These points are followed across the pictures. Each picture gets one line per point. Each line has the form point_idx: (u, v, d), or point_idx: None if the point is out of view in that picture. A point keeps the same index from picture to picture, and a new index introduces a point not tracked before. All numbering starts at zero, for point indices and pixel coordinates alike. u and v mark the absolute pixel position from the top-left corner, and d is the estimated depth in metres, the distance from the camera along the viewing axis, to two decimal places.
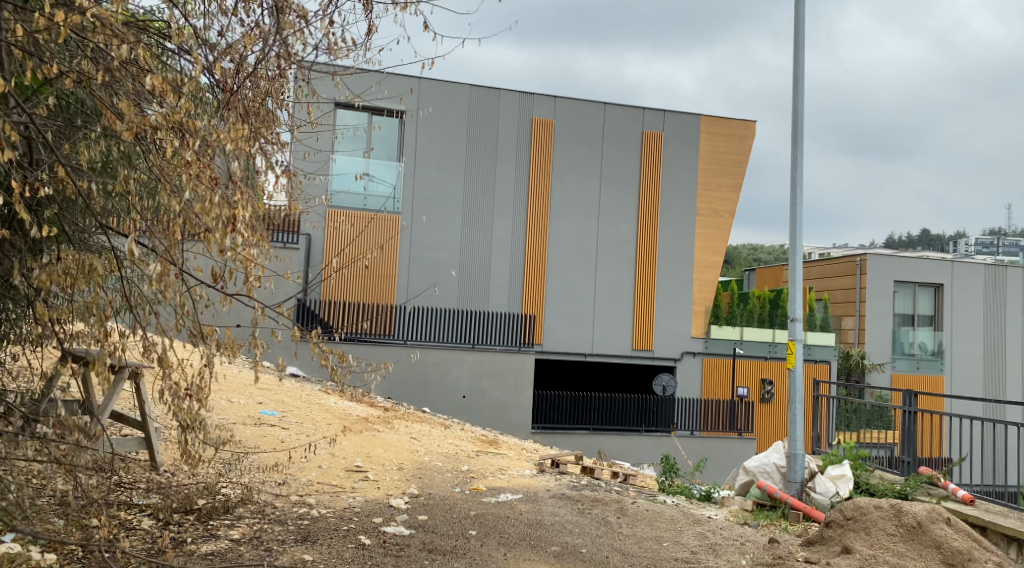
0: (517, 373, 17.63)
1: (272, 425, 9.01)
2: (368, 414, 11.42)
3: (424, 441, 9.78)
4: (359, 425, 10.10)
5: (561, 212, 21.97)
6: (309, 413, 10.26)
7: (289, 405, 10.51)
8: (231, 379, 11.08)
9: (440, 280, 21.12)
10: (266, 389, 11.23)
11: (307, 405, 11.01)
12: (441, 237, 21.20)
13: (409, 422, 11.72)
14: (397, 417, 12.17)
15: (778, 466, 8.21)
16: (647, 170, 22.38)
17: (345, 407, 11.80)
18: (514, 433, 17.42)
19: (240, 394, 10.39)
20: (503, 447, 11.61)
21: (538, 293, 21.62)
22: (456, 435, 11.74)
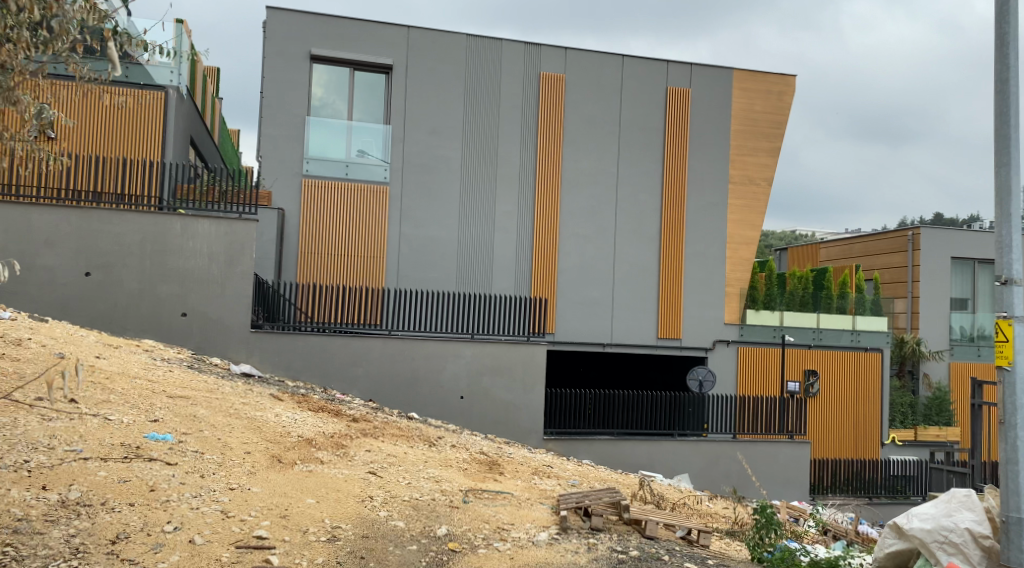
0: (525, 368, 14.47)
1: (149, 461, 6.75)
2: (316, 433, 8.37)
3: (384, 480, 7.39)
4: (290, 452, 7.68)
5: (575, 180, 18.65)
6: (226, 435, 7.61)
7: (199, 435, 7.51)
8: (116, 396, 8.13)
9: (435, 263, 17.97)
10: (174, 405, 8.22)
11: (229, 421, 8.04)
12: (435, 210, 18.02)
13: (376, 442, 8.63)
14: (363, 433, 9.05)
15: (966, 532, 6.92)
16: (672, 131, 18.95)
17: (284, 419, 8.71)
18: (523, 439, 14.34)
19: (128, 424, 7.41)
20: (504, 478, 8.45)
21: (549, 275, 18.42)
22: (439, 459, 8.61)
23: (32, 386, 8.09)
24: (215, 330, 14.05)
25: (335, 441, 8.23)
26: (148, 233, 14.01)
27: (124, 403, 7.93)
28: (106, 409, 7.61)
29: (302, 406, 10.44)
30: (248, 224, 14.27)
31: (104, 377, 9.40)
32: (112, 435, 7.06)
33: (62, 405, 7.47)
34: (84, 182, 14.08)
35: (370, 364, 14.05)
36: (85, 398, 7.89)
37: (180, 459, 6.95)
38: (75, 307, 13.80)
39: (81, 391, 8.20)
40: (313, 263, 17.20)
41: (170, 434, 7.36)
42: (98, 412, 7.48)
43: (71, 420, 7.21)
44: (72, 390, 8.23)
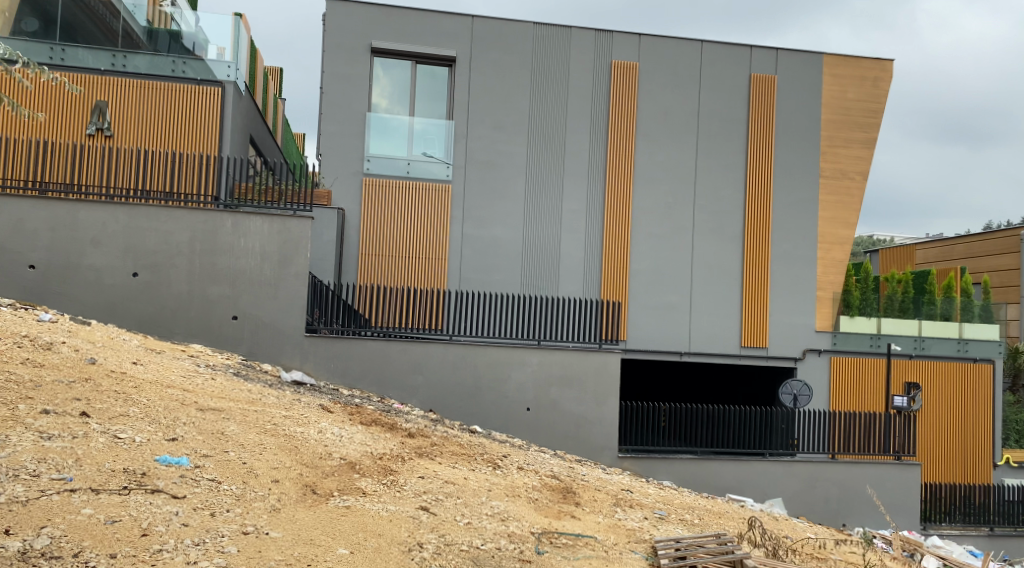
0: (598, 379, 13.10)
1: (150, 496, 5.85)
2: (362, 455, 7.27)
3: (435, 519, 6.44)
4: (320, 482, 6.61)
5: (650, 176, 17.06)
6: (257, 452, 6.79)
7: (222, 460, 6.54)
8: (133, 410, 7.12)
9: (498, 264, 16.67)
10: (199, 421, 7.17)
11: (260, 440, 7.01)
12: (499, 209, 16.73)
13: (430, 465, 7.47)
14: (417, 454, 7.86)
15: None
16: (755, 121, 17.24)
17: (327, 437, 7.60)
18: (596, 457, 13.00)
19: (140, 445, 6.43)
20: (580, 519, 7.17)
21: (621, 277, 16.86)
22: (503, 489, 7.40)
23: (43, 398, 7.13)
24: (267, 334, 13.02)
25: (382, 468, 7.08)
26: (197, 231, 13.07)
27: (143, 418, 6.92)
28: (120, 427, 6.62)
29: (347, 417, 9.19)
30: (302, 222, 13.24)
31: (132, 386, 8.42)
32: (114, 458, 6.16)
33: (69, 422, 6.51)
34: (133, 181, 13.24)
35: (430, 372, 12.93)
36: (99, 411, 6.88)
37: (192, 490, 6.05)
38: (122, 309, 12.93)
39: (98, 403, 7.21)
40: (375, 265, 16.19)
41: (185, 456, 6.43)
42: (110, 431, 6.50)
43: (77, 441, 6.26)
44: (89, 401, 7.25)
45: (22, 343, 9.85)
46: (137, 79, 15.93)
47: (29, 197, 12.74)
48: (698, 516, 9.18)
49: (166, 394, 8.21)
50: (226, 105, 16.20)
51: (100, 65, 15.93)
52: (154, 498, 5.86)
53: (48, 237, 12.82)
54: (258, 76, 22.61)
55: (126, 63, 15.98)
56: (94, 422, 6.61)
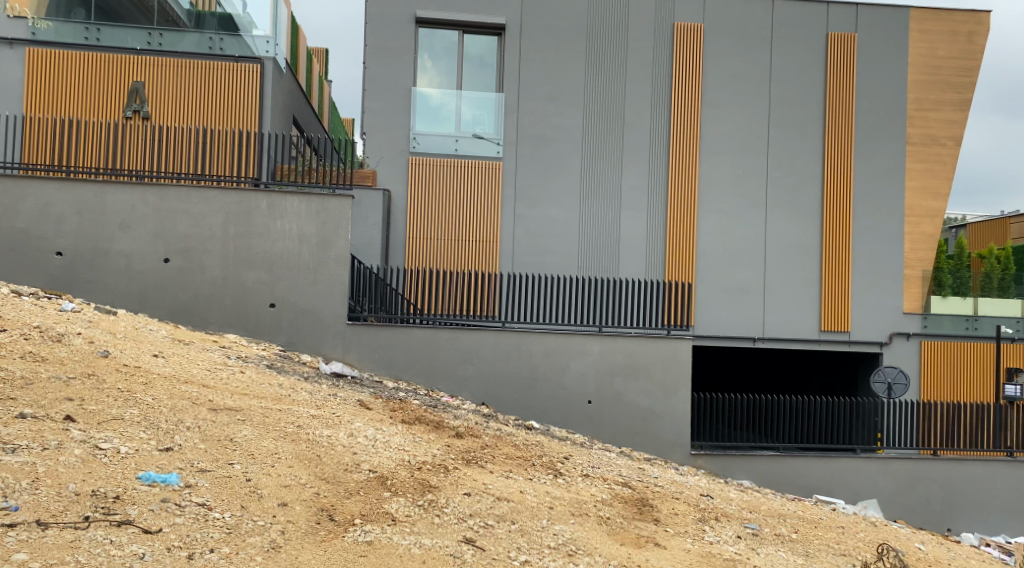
0: (667, 369, 11.74)
1: (109, 534, 4.80)
2: (397, 466, 6.20)
3: (482, 558, 5.35)
4: (342, 503, 5.58)
5: (718, 147, 15.60)
6: (266, 466, 5.77)
7: (221, 477, 5.53)
8: (128, 413, 6.07)
9: (554, 245, 15.35)
10: (206, 425, 6.13)
11: (275, 450, 6.00)
12: (553, 185, 15.40)
13: (479, 477, 6.35)
14: (464, 462, 6.70)
15: None
16: (832, 85, 15.69)
17: (356, 442, 6.48)
18: (666, 455, 11.68)
19: (124, 458, 5.48)
20: (666, 549, 5.96)
21: (687, 256, 15.46)
22: (566, 506, 6.24)
23: (29, 399, 6.14)
24: (308, 323, 11.87)
25: (418, 484, 5.98)
26: (231, 212, 11.94)
27: (137, 422, 5.93)
28: (106, 435, 5.66)
29: (385, 415, 7.99)
30: (342, 200, 12.04)
31: (142, 383, 7.41)
32: (83, 479, 5.18)
33: (46, 430, 5.57)
34: (161, 162, 12.16)
35: (482, 362, 11.72)
36: (87, 414, 5.89)
37: (172, 521, 5.02)
38: (153, 298, 11.86)
39: (91, 404, 6.21)
40: (424, 249, 15.04)
41: (175, 472, 5.43)
42: (89, 442, 5.54)
43: (45, 455, 5.31)
44: (82, 401, 6.25)
45: (30, 336, 8.94)
46: (173, 58, 14.88)
47: (55, 178, 11.77)
48: (793, 528, 7.82)
49: (178, 392, 7.17)
50: (264, 83, 15.07)
51: (137, 43, 14.88)
52: (118, 535, 4.83)
53: (74, 222, 11.82)
54: (301, 54, 21.55)
55: (163, 41, 14.90)
56: (75, 430, 5.65)
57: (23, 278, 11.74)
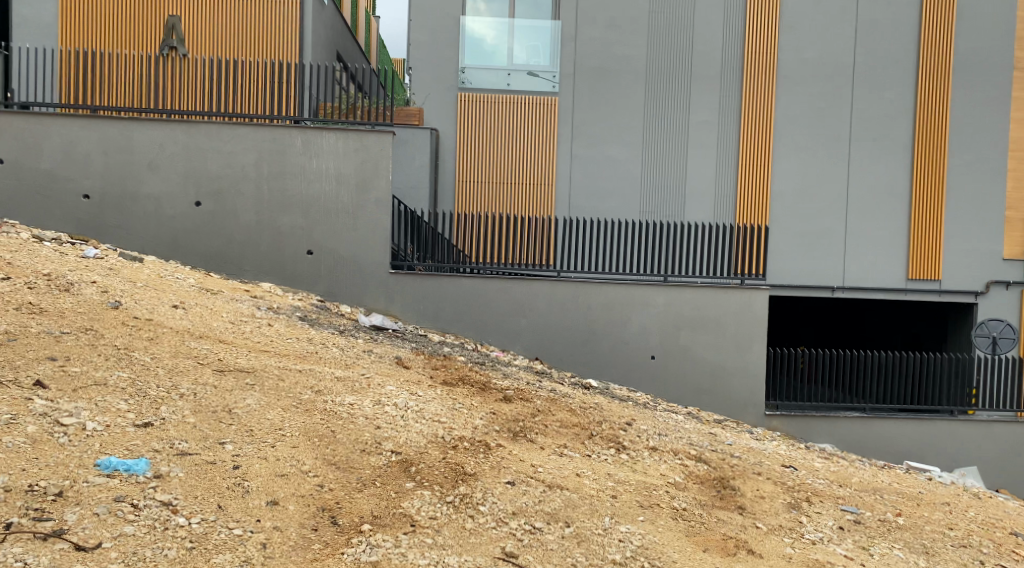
0: (739, 322, 10.57)
1: (25, 551, 3.99)
2: (427, 444, 5.31)
3: None
4: (350, 498, 4.74)
5: (798, 77, 14.15)
6: (263, 446, 4.96)
7: (203, 463, 4.72)
8: (111, 379, 5.21)
9: (614, 187, 14.15)
10: (204, 394, 5.30)
11: (276, 427, 5.16)
12: (613, 121, 14.15)
13: (523, 456, 5.46)
14: (509, 438, 5.72)
15: None
16: (929, 7, 14.12)
17: (383, 413, 5.56)
18: (737, 416, 10.62)
19: (88, 436, 4.67)
20: (764, 559, 4.94)
21: (759, 196, 14.16)
22: (633, 495, 5.30)
23: (0, 361, 5.32)
24: (348, 271, 10.77)
25: (450, 468, 5.11)
26: (265, 151, 10.69)
27: (117, 390, 5.12)
28: (74, 406, 4.86)
29: (422, 376, 6.97)
30: (382, 137, 10.72)
31: (146, 338, 6.55)
32: (22, 469, 4.36)
33: (4, 398, 4.77)
34: (191, 99, 10.90)
35: (535, 314, 10.67)
36: (59, 379, 5.07)
37: (119, 532, 4.19)
38: (184, 245, 10.70)
39: (72, 365, 5.36)
40: (472, 192, 14.00)
41: (145, 458, 4.63)
42: (50, 417, 4.73)
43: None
44: (62, 362, 5.42)
45: (36, 285, 8.16)
46: None
47: (80, 115, 10.56)
48: (894, 508, 6.34)
49: (183, 348, 6.28)
50: (305, 16, 13.83)
51: None
52: (41, 553, 4.00)
53: (101, 162, 10.63)
54: None
55: None
56: (39, 399, 4.85)
57: (49, 224, 10.63)
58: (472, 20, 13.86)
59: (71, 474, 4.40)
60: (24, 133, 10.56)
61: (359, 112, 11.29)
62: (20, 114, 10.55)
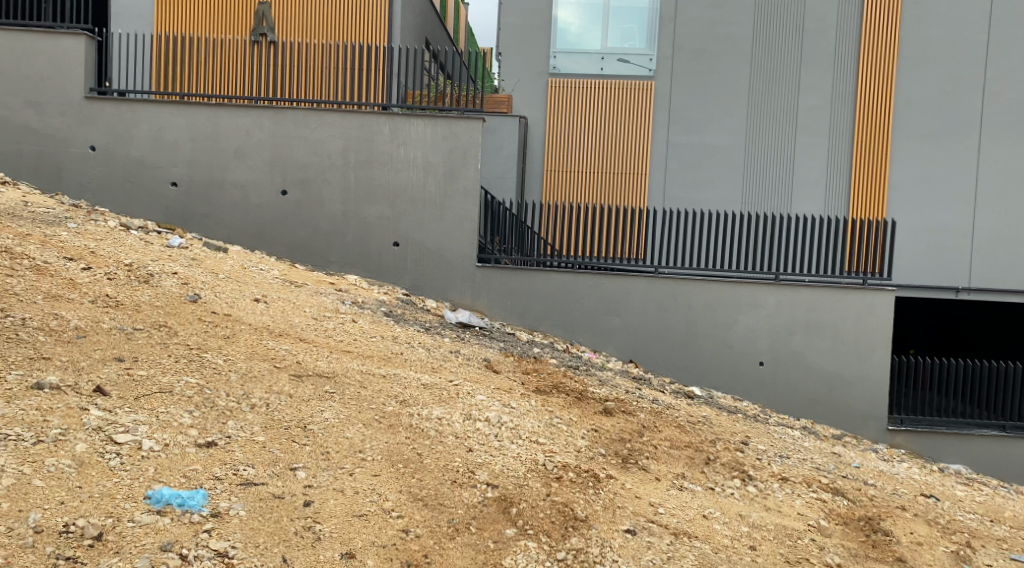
0: (859, 327, 9.66)
1: None
2: (528, 472, 4.77)
3: None
4: (441, 551, 4.12)
5: (923, 57, 12.83)
6: (341, 475, 4.42)
7: (269, 499, 4.16)
8: (177, 386, 4.73)
9: (712, 177, 13.10)
10: (277, 406, 4.81)
11: (357, 449, 4.64)
12: (715, 105, 13.08)
13: (636, 489, 4.88)
14: (617, 466, 5.10)
15: None
16: None
17: (473, 431, 5.08)
18: (855, 430, 9.72)
19: (140, 461, 4.15)
20: None
21: (875, 187, 12.92)
22: (777, 547, 4.66)
23: (63, 361, 4.91)
24: (435, 264, 10.20)
25: (557, 511, 4.48)
26: (352, 139, 10.21)
27: (183, 400, 4.63)
28: (132, 420, 4.38)
29: (510, 385, 6.12)
30: (471, 123, 10.13)
31: (222, 337, 6.10)
32: (58, 504, 3.84)
33: (57, 407, 4.31)
34: (279, 86, 10.45)
35: (632, 314, 9.93)
36: (120, 385, 4.61)
37: None
38: (270, 235, 10.31)
39: (138, 367, 4.91)
40: (563, 181, 13.30)
41: (202, 490, 4.10)
42: (104, 434, 4.25)
43: (29, 454, 4.02)
44: (128, 364, 4.98)
45: (116, 275, 7.83)
46: None
47: (169, 102, 10.23)
48: None
49: (258, 348, 5.79)
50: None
51: None
52: None
53: (189, 149, 10.29)
54: None
55: None
56: (95, 410, 4.37)
57: (138, 212, 10.36)
58: (562, 11, 13.23)
59: (111, 515, 3.86)
60: (114, 120, 10.29)
61: (447, 100, 10.65)
62: (110, 101, 10.27)
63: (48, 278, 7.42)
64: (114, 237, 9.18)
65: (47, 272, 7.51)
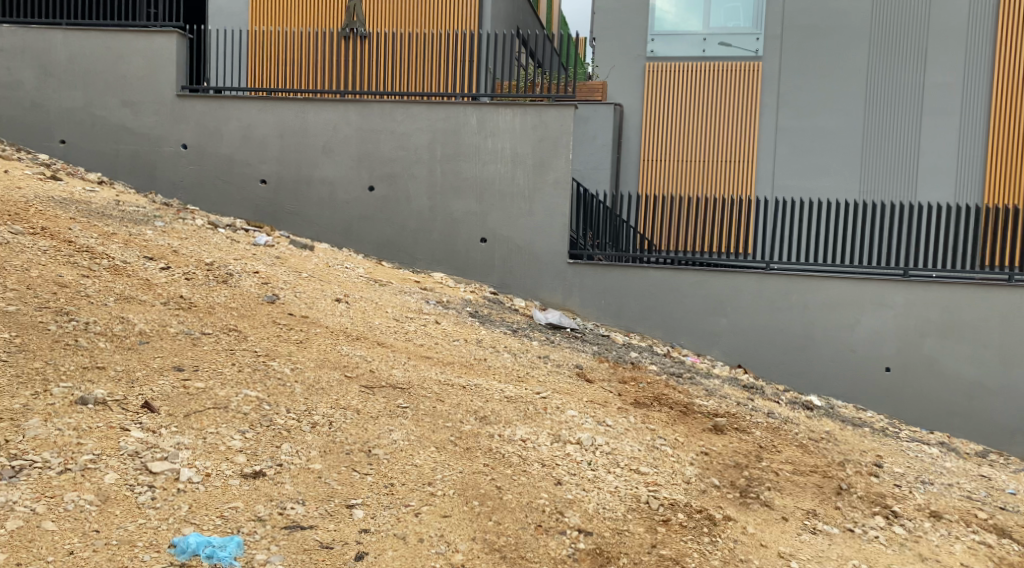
0: (1004, 330, 8.64)
1: None
2: (626, 518, 4.11)
3: None
4: None
5: None
6: (405, 517, 3.87)
7: (313, 550, 3.60)
8: (233, 401, 4.37)
9: (826, 162, 12.12)
10: (340, 426, 4.38)
11: (433, 482, 4.12)
12: (830, 86, 12.11)
13: (759, 534, 4.19)
14: (733, 503, 4.41)
15: None
16: None
17: (561, 456, 4.50)
18: (995, 444, 8.74)
19: (177, 490, 3.77)
20: None
21: (1014, 171, 11.69)
22: None
23: (117, 372, 4.52)
24: (524, 261, 9.63)
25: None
26: (439, 131, 9.71)
27: (236, 418, 4.26)
28: (175, 444, 3.99)
29: (604, 397, 5.45)
30: (563, 110, 9.49)
31: (294, 342, 5.65)
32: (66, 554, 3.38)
33: (96, 428, 3.98)
34: (364, 78, 10.04)
35: (740, 314, 9.17)
36: (170, 401, 4.27)
37: None
38: (355, 232, 9.92)
39: (196, 379, 4.51)
40: (662, 171, 12.49)
41: (237, 537, 3.58)
42: (139, 461, 3.85)
43: (50, 486, 3.65)
44: (186, 374, 4.56)
45: (194, 276, 7.43)
46: None
47: (257, 97, 9.92)
48: None
49: (329, 354, 5.31)
50: None
51: None
52: None
53: (277, 146, 9.97)
54: None
55: None
56: (137, 431, 4.02)
57: (228, 211, 10.09)
58: None
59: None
60: (206, 117, 10.04)
61: (539, 88, 10.04)
62: (201, 98, 10.03)
63: (124, 279, 7.01)
64: (195, 234, 8.87)
65: (123, 272, 7.11)
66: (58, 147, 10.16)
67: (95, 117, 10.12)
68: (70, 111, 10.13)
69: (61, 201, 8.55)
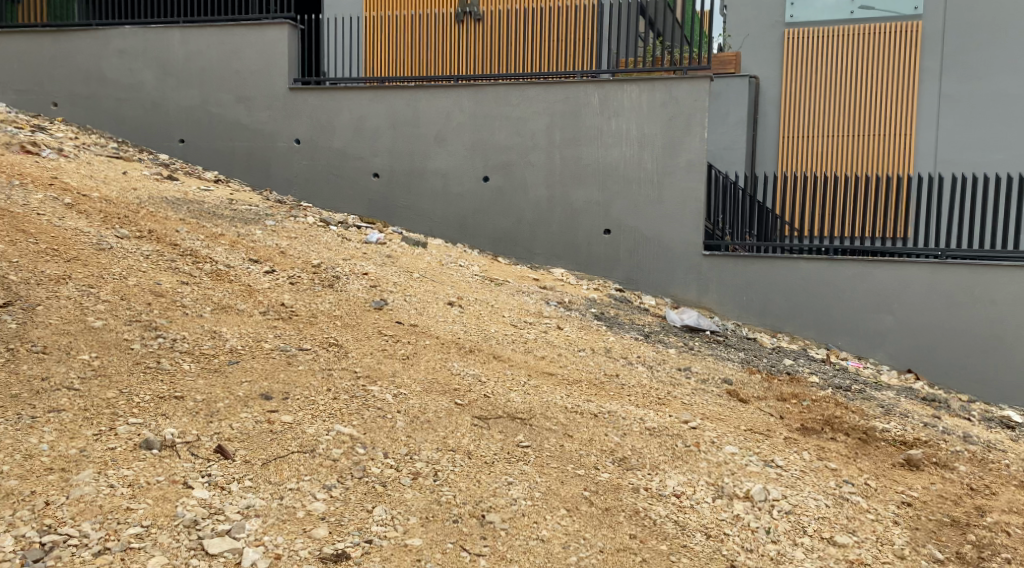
0: None
1: None
2: None
3: None
4: None
5: None
6: None
7: None
8: (316, 451, 3.76)
9: (1000, 133, 10.72)
10: (446, 479, 3.75)
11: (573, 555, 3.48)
12: (1002, 45, 10.71)
13: None
14: None
15: None
16: None
17: (728, 519, 3.84)
18: None
19: None
20: None
21: None
22: None
23: (197, 403, 3.94)
24: (651, 253, 8.74)
25: None
26: (559, 113, 8.90)
27: (323, 467, 3.69)
28: (242, 511, 3.42)
29: (765, 424, 4.69)
30: (696, 85, 8.54)
31: (400, 359, 4.96)
32: None
33: (154, 484, 3.45)
34: (480, 61, 9.32)
35: (907, 311, 8.05)
36: (248, 442, 3.73)
37: None
38: (470, 226, 9.23)
39: (283, 412, 3.97)
40: (805, 148, 11.33)
41: None
42: (195, 539, 3.27)
43: None
44: (273, 405, 3.99)
45: (299, 279, 6.81)
46: None
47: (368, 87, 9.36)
48: None
49: (436, 373, 4.58)
50: None
51: None
52: None
53: (390, 137, 9.37)
54: None
55: None
56: (201, 490, 3.48)
57: (342, 207, 9.55)
58: None
59: None
60: (319, 110, 9.52)
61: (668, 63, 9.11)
62: (313, 90, 9.51)
63: (224, 285, 6.39)
64: (301, 230, 8.33)
65: (225, 277, 6.50)
66: (177, 146, 9.84)
67: (212, 115, 9.74)
68: (187, 109, 9.78)
69: (174, 201, 8.13)
